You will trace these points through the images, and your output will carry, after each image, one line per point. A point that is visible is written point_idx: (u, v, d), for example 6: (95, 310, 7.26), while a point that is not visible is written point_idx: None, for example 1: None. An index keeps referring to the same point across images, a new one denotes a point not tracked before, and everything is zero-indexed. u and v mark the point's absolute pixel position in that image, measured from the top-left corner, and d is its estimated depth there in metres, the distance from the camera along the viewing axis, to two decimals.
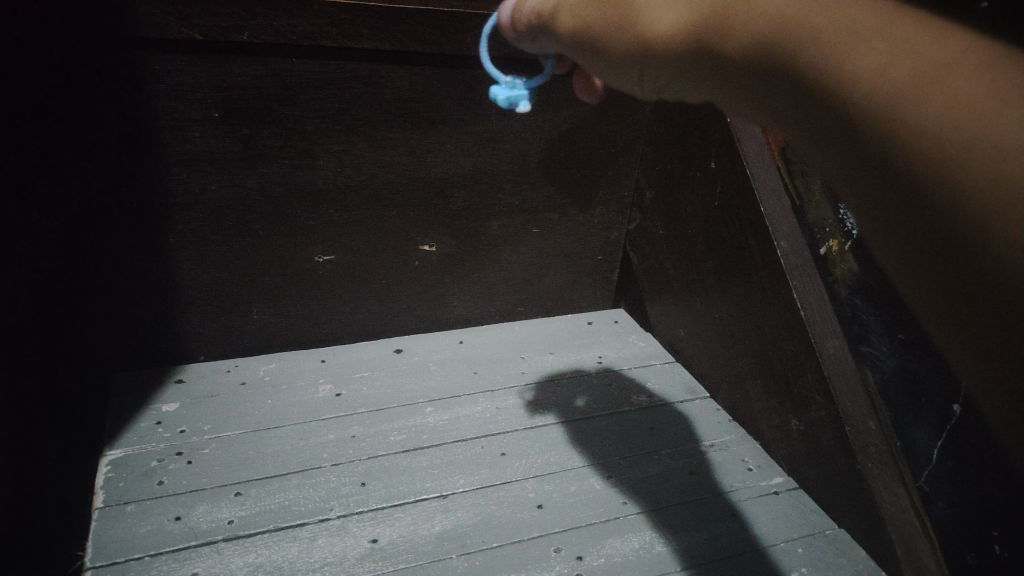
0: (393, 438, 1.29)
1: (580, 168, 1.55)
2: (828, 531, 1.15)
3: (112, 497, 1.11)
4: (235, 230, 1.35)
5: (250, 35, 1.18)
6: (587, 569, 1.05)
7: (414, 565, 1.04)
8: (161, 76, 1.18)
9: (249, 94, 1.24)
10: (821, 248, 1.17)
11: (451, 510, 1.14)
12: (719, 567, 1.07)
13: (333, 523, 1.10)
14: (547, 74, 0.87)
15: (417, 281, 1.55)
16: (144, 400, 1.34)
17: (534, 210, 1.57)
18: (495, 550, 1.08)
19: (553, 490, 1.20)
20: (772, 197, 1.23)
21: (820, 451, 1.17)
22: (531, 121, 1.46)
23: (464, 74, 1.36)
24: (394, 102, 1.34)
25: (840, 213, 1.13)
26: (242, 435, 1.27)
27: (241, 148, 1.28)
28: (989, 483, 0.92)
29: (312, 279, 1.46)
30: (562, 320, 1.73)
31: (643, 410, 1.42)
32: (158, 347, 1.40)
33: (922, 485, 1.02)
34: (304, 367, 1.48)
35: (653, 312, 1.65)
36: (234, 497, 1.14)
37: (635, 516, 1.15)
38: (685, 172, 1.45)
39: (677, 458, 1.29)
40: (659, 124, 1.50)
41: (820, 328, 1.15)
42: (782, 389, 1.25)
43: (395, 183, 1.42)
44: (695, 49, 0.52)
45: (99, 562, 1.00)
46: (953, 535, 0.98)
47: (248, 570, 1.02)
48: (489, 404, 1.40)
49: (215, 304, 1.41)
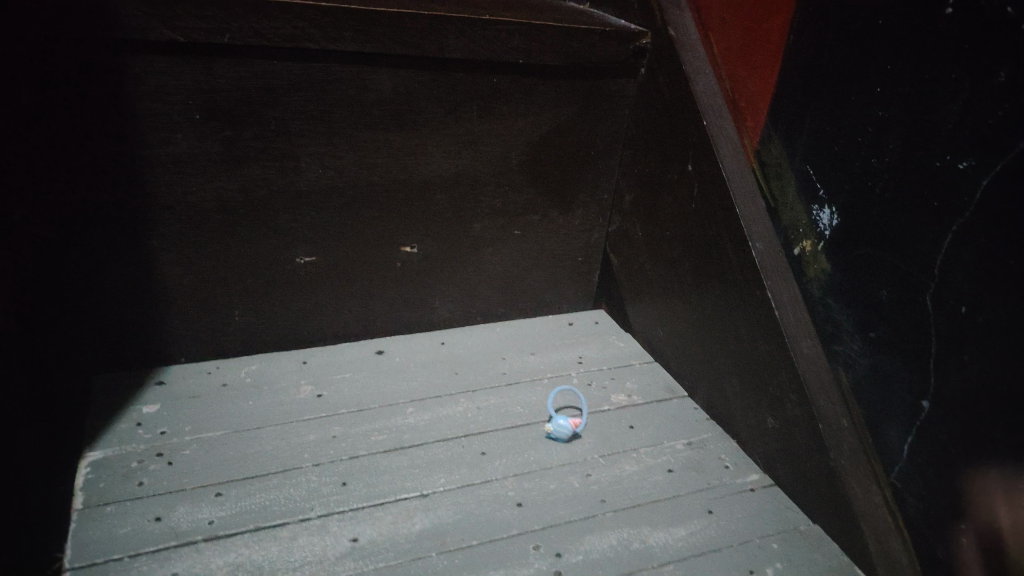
0: (374, 438, 1.29)
1: (561, 170, 1.57)
2: (803, 526, 1.15)
3: (92, 498, 1.10)
4: (215, 231, 1.34)
5: (233, 37, 1.18)
6: (566, 565, 1.05)
7: (395, 563, 1.04)
8: (142, 78, 1.17)
9: (231, 96, 1.24)
10: (795, 249, 1.23)
11: (431, 509, 1.14)
12: (699, 562, 1.08)
13: (314, 522, 1.10)
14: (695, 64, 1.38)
15: (398, 282, 1.55)
16: (124, 402, 1.33)
17: (516, 211, 1.57)
18: (475, 548, 1.08)
19: (533, 488, 1.20)
20: (750, 199, 1.26)
21: (795, 450, 1.17)
22: (513, 123, 1.47)
23: (446, 77, 1.36)
24: (376, 104, 1.34)
25: (814, 213, 1.18)
26: (223, 436, 1.27)
27: (223, 149, 1.28)
28: (954, 476, 0.95)
29: (291, 280, 1.45)
30: (543, 321, 1.73)
31: (622, 409, 1.43)
32: (138, 349, 1.39)
33: (894, 480, 1.05)
34: (285, 368, 1.47)
35: (633, 311, 1.66)
36: (215, 497, 1.13)
37: (615, 513, 1.16)
38: (664, 174, 1.46)
39: (655, 456, 1.30)
40: (641, 127, 1.52)
41: (795, 329, 1.17)
42: (758, 390, 1.25)
43: (376, 184, 1.42)
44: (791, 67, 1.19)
45: (78, 563, 0.99)
46: (922, 529, 1.01)
47: (229, 570, 1.01)
48: (471, 404, 1.41)
49: (197, 306, 1.40)
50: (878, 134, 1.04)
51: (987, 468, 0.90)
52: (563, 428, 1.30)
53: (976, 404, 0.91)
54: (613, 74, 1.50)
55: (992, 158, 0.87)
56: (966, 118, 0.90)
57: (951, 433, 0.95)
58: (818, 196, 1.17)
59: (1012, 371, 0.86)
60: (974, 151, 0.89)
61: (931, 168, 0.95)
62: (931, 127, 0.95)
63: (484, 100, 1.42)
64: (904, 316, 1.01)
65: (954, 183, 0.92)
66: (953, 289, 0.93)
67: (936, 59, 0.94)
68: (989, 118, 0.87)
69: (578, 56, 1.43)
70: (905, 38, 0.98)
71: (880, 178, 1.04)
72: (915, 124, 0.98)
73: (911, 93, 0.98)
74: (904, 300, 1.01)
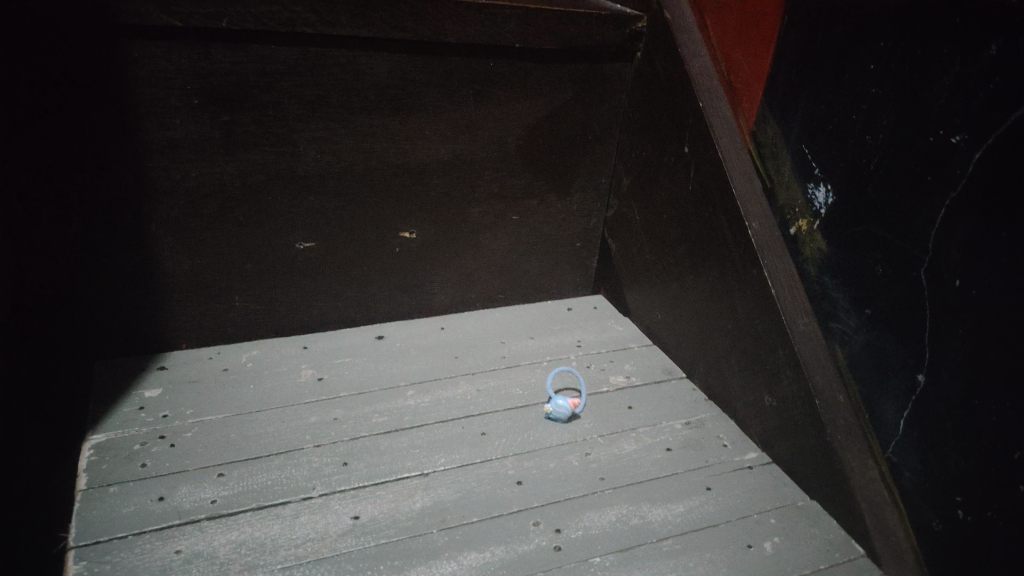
0: (375, 420, 1.30)
1: (559, 155, 1.57)
2: (800, 502, 1.15)
3: (96, 478, 1.11)
4: (214, 216, 1.35)
5: (230, 22, 1.19)
6: (566, 541, 1.06)
7: (395, 539, 1.04)
8: (141, 63, 1.18)
9: (229, 81, 1.24)
10: (792, 229, 1.24)
11: (431, 488, 1.15)
12: (699, 536, 1.08)
13: (315, 501, 1.10)
14: (693, 41, 1.38)
15: (397, 268, 1.55)
16: (125, 387, 1.33)
17: (514, 197, 1.58)
18: (474, 525, 1.08)
19: (531, 467, 1.21)
20: (745, 180, 1.26)
21: (793, 427, 1.17)
22: (510, 107, 1.47)
23: (443, 62, 1.37)
24: (373, 89, 1.34)
25: (810, 192, 1.19)
26: (224, 419, 1.27)
27: (221, 135, 1.28)
28: (952, 450, 0.95)
29: (290, 265, 1.45)
30: (541, 306, 1.74)
31: (620, 390, 1.43)
32: (139, 335, 1.39)
33: (892, 455, 1.05)
34: (285, 353, 1.48)
35: (631, 296, 1.67)
36: (218, 477, 1.14)
37: (613, 490, 1.16)
38: (660, 157, 1.46)
39: (654, 435, 1.30)
40: (637, 111, 1.52)
41: (791, 307, 1.17)
42: (754, 369, 1.26)
43: (374, 170, 1.42)
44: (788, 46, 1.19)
45: (83, 541, 1.00)
46: (921, 505, 1.01)
47: (231, 547, 1.01)
48: (470, 387, 1.41)
49: (197, 292, 1.40)
50: (873, 111, 1.04)
51: (985, 438, 0.90)
52: (562, 409, 1.31)
53: (970, 375, 0.91)
54: (609, 59, 1.50)
55: (985, 130, 0.87)
56: (957, 92, 0.90)
57: (945, 404, 0.95)
58: (813, 175, 1.18)
59: (1005, 342, 0.86)
60: (966, 125, 0.89)
61: (924, 143, 0.96)
62: (923, 103, 0.96)
63: (481, 85, 1.42)
64: (900, 291, 1.02)
65: (948, 157, 0.92)
66: (946, 263, 0.93)
67: (929, 33, 0.94)
68: (980, 91, 0.87)
69: (574, 40, 1.44)
70: (898, 15, 0.99)
71: (873, 155, 1.04)
72: (909, 100, 0.98)
73: (905, 69, 0.98)
74: (901, 275, 1.01)
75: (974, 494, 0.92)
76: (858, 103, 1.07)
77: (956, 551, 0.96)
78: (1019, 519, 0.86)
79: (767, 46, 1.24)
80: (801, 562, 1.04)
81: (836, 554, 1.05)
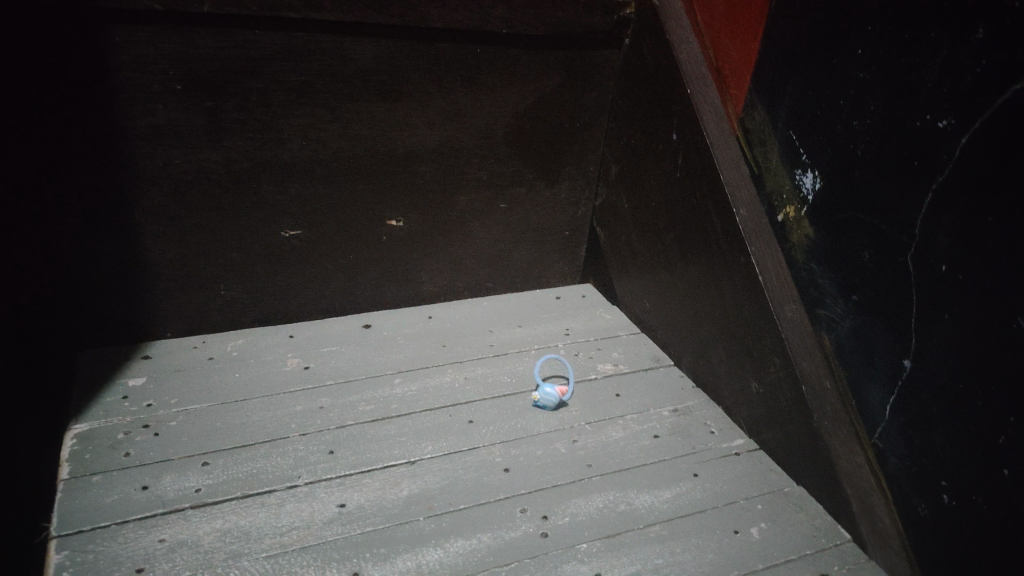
0: (362, 408, 1.30)
1: (547, 143, 1.57)
2: (786, 488, 1.16)
3: (79, 468, 1.10)
4: (199, 204, 1.33)
5: (213, 6, 1.17)
6: (553, 527, 1.06)
7: (382, 527, 1.04)
8: (122, 48, 1.16)
9: (212, 66, 1.23)
10: (779, 215, 1.23)
11: (418, 475, 1.15)
12: (684, 522, 1.08)
13: (301, 489, 1.10)
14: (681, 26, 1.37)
15: (385, 256, 1.55)
16: (109, 376, 1.32)
17: (502, 185, 1.57)
18: (461, 512, 1.08)
19: (519, 454, 1.21)
20: (733, 167, 1.26)
21: (779, 413, 1.18)
22: (497, 94, 1.46)
23: (429, 48, 1.36)
24: (359, 75, 1.33)
25: (797, 178, 1.18)
26: (209, 408, 1.26)
27: (204, 121, 1.27)
28: (937, 435, 0.96)
29: (277, 254, 1.44)
30: (529, 295, 1.74)
31: (608, 377, 1.44)
32: (123, 324, 1.38)
33: (877, 441, 1.06)
34: (272, 342, 1.47)
35: (620, 284, 1.67)
36: (202, 466, 1.13)
37: (600, 477, 1.17)
38: (648, 144, 1.46)
39: (641, 422, 1.31)
40: (625, 98, 1.52)
41: (779, 294, 1.17)
42: (741, 355, 1.26)
43: (361, 157, 1.41)
44: (776, 32, 1.19)
45: (65, 531, 0.99)
46: (907, 490, 1.01)
47: (215, 536, 1.01)
48: (458, 374, 1.41)
49: (182, 281, 1.39)
50: (861, 96, 1.04)
51: (969, 422, 0.91)
52: (549, 396, 1.31)
53: (956, 359, 0.92)
54: (597, 46, 1.49)
55: (972, 114, 0.87)
56: (945, 76, 0.90)
57: (931, 389, 0.96)
58: (801, 160, 1.17)
59: (988, 326, 0.87)
60: (953, 109, 0.89)
61: (912, 128, 0.96)
62: (910, 89, 0.96)
63: (468, 72, 1.41)
64: (886, 277, 1.02)
65: (935, 142, 0.92)
66: (932, 248, 0.93)
67: (917, 18, 0.94)
68: (968, 74, 0.87)
69: (561, 26, 1.43)
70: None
71: (861, 140, 1.04)
72: (897, 84, 0.98)
73: (893, 53, 0.98)
74: (887, 262, 1.02)
75: (959, 478, 0.93)
76: (845, 88, 1.07)
77: (939, 535, 0.97)
78: (1001, 503, 0.87)
79: (755, 32, 1.23)
80: (785, 547, 1.05)
81: (823, 539, 1.07)
